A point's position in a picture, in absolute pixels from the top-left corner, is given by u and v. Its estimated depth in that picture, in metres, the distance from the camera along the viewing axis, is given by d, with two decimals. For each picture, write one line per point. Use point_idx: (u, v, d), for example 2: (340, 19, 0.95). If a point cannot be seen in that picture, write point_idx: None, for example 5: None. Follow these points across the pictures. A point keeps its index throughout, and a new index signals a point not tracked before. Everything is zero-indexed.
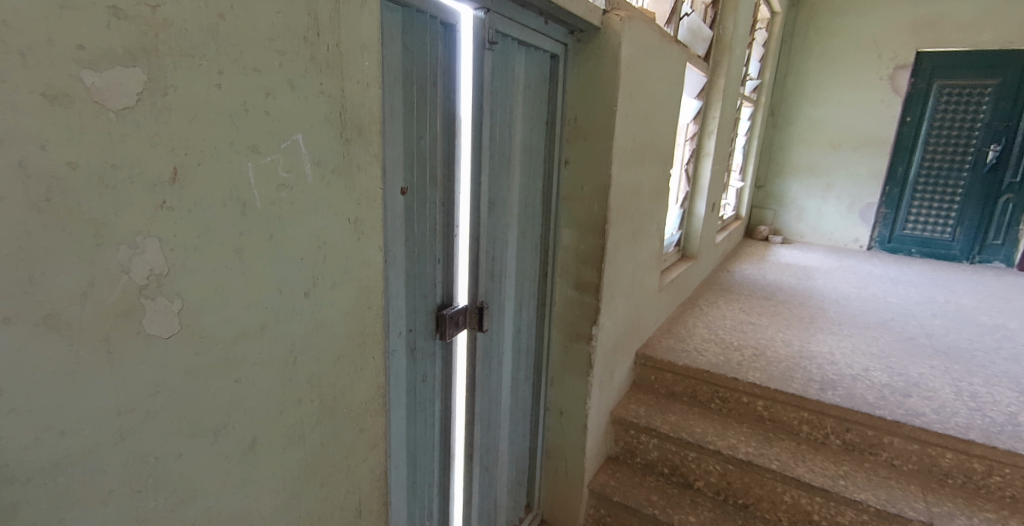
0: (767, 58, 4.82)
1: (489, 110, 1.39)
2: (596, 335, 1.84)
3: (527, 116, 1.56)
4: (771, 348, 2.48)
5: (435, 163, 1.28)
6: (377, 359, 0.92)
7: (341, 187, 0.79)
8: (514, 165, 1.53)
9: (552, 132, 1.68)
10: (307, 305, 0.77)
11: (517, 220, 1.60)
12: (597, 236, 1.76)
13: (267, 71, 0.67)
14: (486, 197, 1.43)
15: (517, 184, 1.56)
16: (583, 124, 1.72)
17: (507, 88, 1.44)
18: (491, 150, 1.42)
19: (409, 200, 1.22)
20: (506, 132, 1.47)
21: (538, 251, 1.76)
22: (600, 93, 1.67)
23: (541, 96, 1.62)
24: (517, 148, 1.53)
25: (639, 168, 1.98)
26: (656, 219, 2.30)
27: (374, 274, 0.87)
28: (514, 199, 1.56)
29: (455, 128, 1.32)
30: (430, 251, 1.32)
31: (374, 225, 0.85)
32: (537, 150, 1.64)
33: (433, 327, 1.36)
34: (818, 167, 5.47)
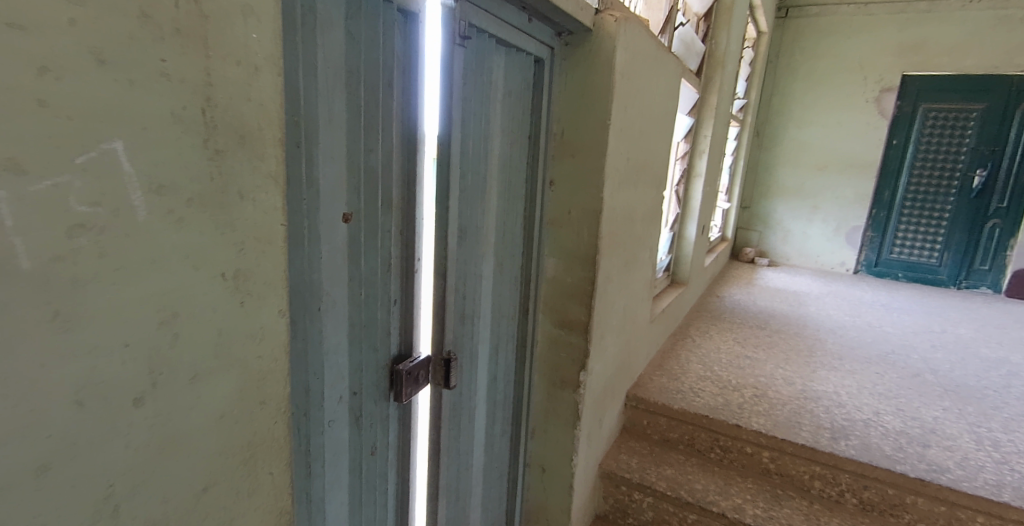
0: (754, 78, 4.68)
1: (460, 119, 1.13)
2: (584, 382, 1.57)
3: (507, 129, 1.32)
4: (772, 388, 2.25)
5: (391, 184, 1.02)
6: (277, 476, 0.67)
7: (205, 224, 0.54)
8: (490, 187, 1.28)
9: (536, 147, 1.43)
10: (140, 418, 0.51)
11: (494, 249, 1.35)
12: (586, 267, 1.51)
13: (37, 32, 0.41)
14: (455, 224, 1.17)
15: (493, 208, 1.31)
16: (571, 138, 1.48)
17: (483, 94, 1.19)
18: (463, 167, 1.17)
19: (354, 231, 0.95)
20: (481, 147, 1.22)
21: (520, 285, 1.50)
22: (591, 105, 1.44)
23: (523, 105, 1.38)
24: (495, 165, 1.28)
25: (631, 188, 1.74)
26: (648, 246, 2.06)
27: (265, 353, 0.63)
28: (490, 227, 1.31)
29: (419, 140, 1.06)
30: (385, 293, 1.05)
31: (261, 287, 0.61)
32: (518, 168, 1.39)
33: (387, 385, 1.09)
34: (805, 188, 5.34)
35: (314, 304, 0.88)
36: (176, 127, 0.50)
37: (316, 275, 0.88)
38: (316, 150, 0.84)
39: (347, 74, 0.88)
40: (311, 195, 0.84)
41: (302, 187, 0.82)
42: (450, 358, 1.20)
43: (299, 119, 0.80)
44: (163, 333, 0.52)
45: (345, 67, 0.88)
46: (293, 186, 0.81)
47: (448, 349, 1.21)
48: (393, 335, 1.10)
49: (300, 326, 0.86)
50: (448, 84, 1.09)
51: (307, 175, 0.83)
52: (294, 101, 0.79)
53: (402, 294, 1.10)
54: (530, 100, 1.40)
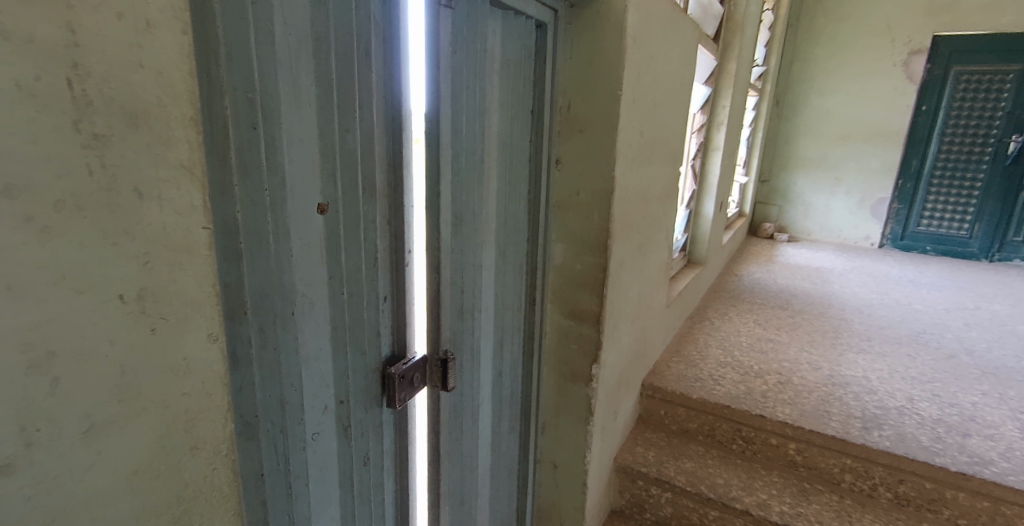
0: (773, 43, 4.43)
1: (451, 91, 1.01)
2: (596, 376, 1.46)
3: (506, 103, 1.19)
4: (798, 374, 2.12)
5: (373, 169, 0.90)
6: (219, 515, 0.60)
7: (88, 237, 0.45)
8: (488, 168, 1.15)
9: (539, 123, 1.31)
10: (22, 483, 0.43)
11: (495, 237, 1.23)
12: (597, 252, 1.39)
13: None
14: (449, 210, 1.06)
15: (494, 192, 1.19)
16: (578, 112, 1.35)
17: (477, 64, 1.06)
18: (456, 146, 1.04)
19: (331, 224, 0.84)
20: (477, 124, 1.09)
21: (525, 273, 1.39)
22: (600, 74, 1.30)
23: (524, 76, 1.24)
24: (492, 143, 1.15)
25: (645, 165, 1.60)
26: (664, 226, 1.92)
27: (192, 389, 0.55)
28: (490, 212, 1.19)
29: (404, 117, 0.94)
30: (372, 289, 0.94)
31: (181, 311, 0.53)
32: (519, 146, 1.26)
33: (379, 390, 0.99)
34: (827, 159, 5.11)
35: (286, 307, 0.77)
36: (29, 125, 0.41)
37: (287, 274, 0.77)
38: (279, 133, 0.73)
39: (313, 42, 0.76)
40: (275, 184, 0.73)
41: (265, 176, 0.71)
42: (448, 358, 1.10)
43: (255, 96, 0.68)
44: (39, 380, 0.43)
45: (312, 33, 0.76)
46: (251, 176, 0.69)
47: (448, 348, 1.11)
48: (386, 338, 1.00)
49: (271, 334, 0.75)
50: (437, 53, 0.97)
51: (270, 161, 0.72)
52: (248, 74, 0.67)
53: (391, 291, 0.99)
54: (531, 70, 1.27)
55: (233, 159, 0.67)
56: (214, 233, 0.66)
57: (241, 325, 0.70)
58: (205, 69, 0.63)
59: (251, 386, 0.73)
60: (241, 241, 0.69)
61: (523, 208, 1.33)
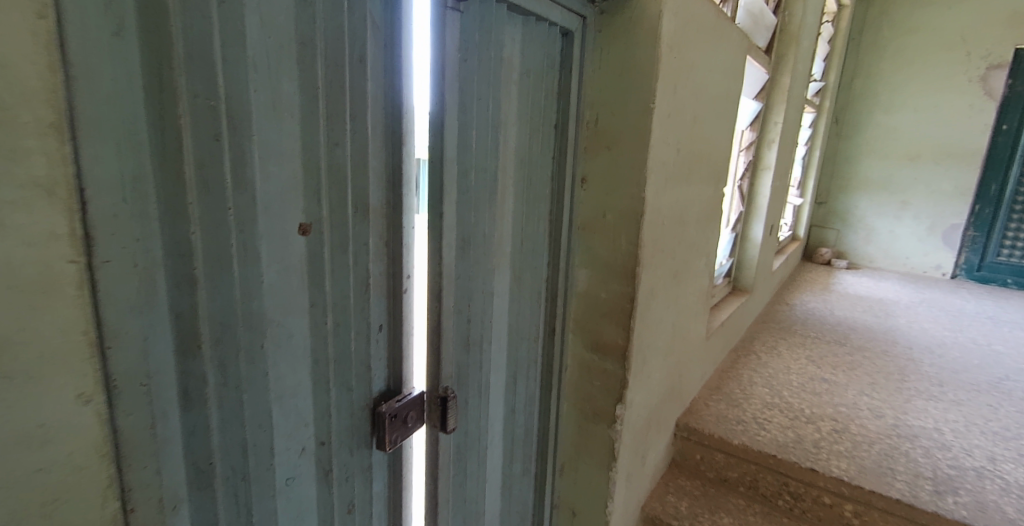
0: (833, 58, 4.17)
1: (460, 102, 0.92)
2: (621, 416, 1.33)
3: (526, 117, 1.09)
4: (856, 422, 1.91)
5: (368, 186, 0.82)
6: None
7: None
8: (504, 187, 1.06)
9: (563, 139, 1.20)
10: None
11: (511, 262, 1.13)
12: (625, 281, 1.27)
13: None
14: (456, 232, 0.96)
15: (510, 213, 1.09)
16: (607, 128, 1.24)
17: (493, 74, 0.97)
18: (465, 164, 0.95)
19: (314, 246, 0.76)
20: (491, 139, 1.00)
21: (544, 300, 1.28)
22: (631, 86, 1.19)
23: (547, 87, 1.15)
24: (508, 161, 1.05)
25: (683, 186, 1.47)
26: (704, 251, 1.77)
27: (52, 462, 0.49)
28: (505, 234, 1.09)
29: (406, 130, 0.85)
30: (363, 319, 0.85)
31: (35, 366, 0.47)
32: (540, 164, 1.16)
33: (367, 431, 0.89)
34: (893, 181, 4.76)
35: (255, 341, 0.69)
36: None
37: (257, 302, 0.69)
38: (251, 146, 0.65)
39: (297, 44, 0.69)
40: (244, 203, 0.65)
41: (231, 194, 0.63)
42: (448, 396, 1.00)
43: (220, 104, 0.61)
44: None
45: (294, 34, 0.68)
46: (212, 193, 0.61)
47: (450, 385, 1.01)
48: (378, 371, 0.90)
49: (233, 371, 0.67)
50: (446, 60, 0.88)
51: (239, 176, 0.64)
52: (210, 78, 0.59)
53: (385, 319, 0.90)
54: (556, 82, 1.17)
55: (189, 174, 0.59)
56: (165, 257, 0.58)
57: (197, 361, 0.63)
58: (157, 73, 0.55)
59: (208, 429, 0.66)
60: (197, 266, 0.61)
61: (544, 230, 1.22)
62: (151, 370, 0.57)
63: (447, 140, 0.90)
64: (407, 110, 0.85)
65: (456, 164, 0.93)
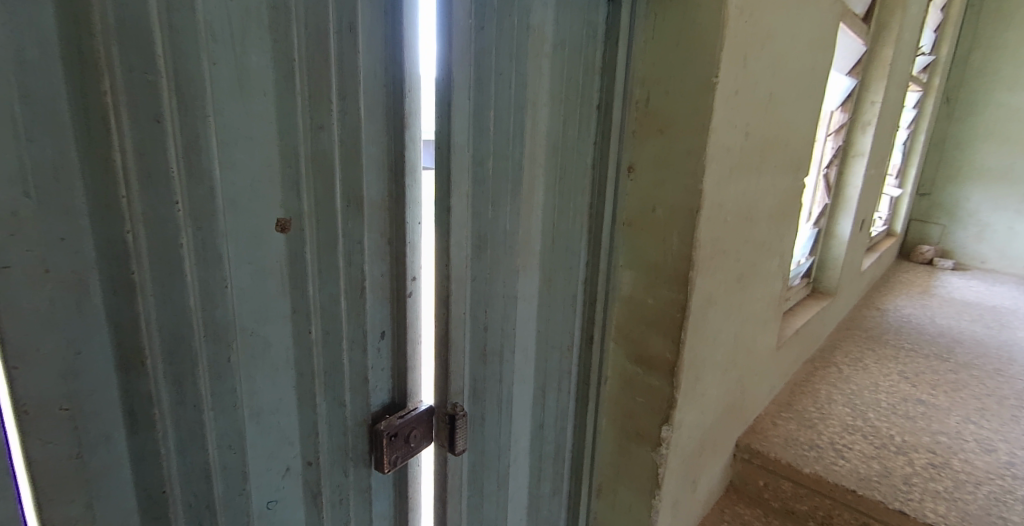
0: (946, 28, 3.65)
1: (475, 80, 0.80)
2: (667, 439, 1.18)
3: (559, 96, 0.96)
4: (959, 457, 1.64)
5: (362, 176, 0.71)
6: None
7: None
8: (532, 177, 0.93)
9: (606, 122, 1.05)
10: None
11: (539, 263, 1.00)
12: (678, 287, 1.11)
13: None
14: (469, 228, 0.85)
15: (540, 208, 0.97)
16: (659, 109, 1.08)
17: (518, 46, 0.84)
18: (481, 151, 0.83)
19: (295, 246, 0.66)
20: (515, 123, 0.87)
21: (580, 305, 1.14)
22: (691, 59, 1.02)
23: (587, 62, 1.00)
24: (536, 148, 0.92)
25: (751, 177, 1.27)
26: (777, 251, 1.55)
27: None
28: (533, 231, 0.97)
29: (410, 111, 0.74)
30: (358, 326, 0.75)
31: None
32: (577, 151, 1.02)
33: (363, 450, 0.79)
34: (1015, 170, 4.14)
35: (219, 354, 0.60)
36: None
37: (221, 310, 0.60)
38: (207, 130, 0.56)
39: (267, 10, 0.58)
40: (200, 196, 0.56)
41: (181, 188, 0.54)
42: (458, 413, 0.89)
43: (161, 80, 0.52)
44: None
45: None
46: (155, 185, 0.53)
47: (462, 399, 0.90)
48: (379, 385, 0.80)
49: (191, 390, 0.59)
50: (459, 30, 0.76)
51: (192, 166, 0.55)
52: (148, 50, 0.50)
53: (387, 326, 0.80)
54: (599, 56, 1.02)
55: (123, 163, 0.51)
56: (98, 259, 0.51)
57: (142, 379, 0.55)
58: (77, 43, 0.47)
59: (160, 455, 0.58)
60: (135, 270, 0.53)
61: (580, 226, 1.08)
62: (75, 392, 0.51)
63: (460, 123, 0.79)
64: (413, 89, 0.74)
65: (468, 150, 0.81)
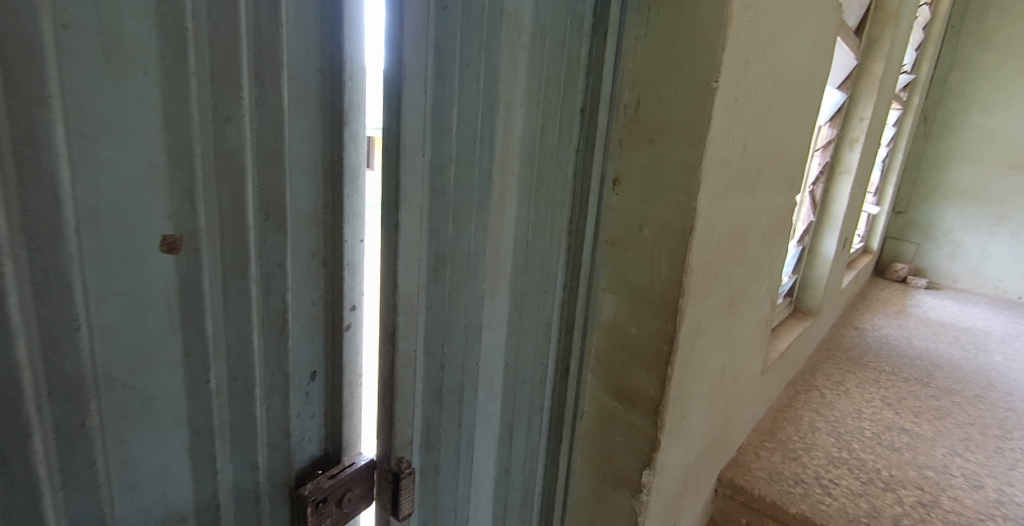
0: (928, 48, 3.65)
1: (435, 69, 0.66)
2: (648, 485, 1.06)
3: (536, 94, 0.82)
4: (948, 494, 1.56)
5: (285, 183, 0.56)
6: None
7: None
8: (503, 189, 0.80)
9: (590, 126, 0.92)
10: None
11: (509, 287, 0.87)
12: (665, 317, 0.99)
13: None
14: (423, 246, 0.70)
15: (512, 223, 0.83)
16: (649, 116, 0.96)
17: (489, 33, 0.70)
18: (440, 156, 0.69)
19: (188, 271, 0.51)
20: (484, 124, 0.73)
21: (555, 332, 1.02)
22: (687, 62, 0.91)
23: (569, 58, 0.87)
24: (509, 155, 0.79)
25: (747, 194, 1.16)
26: (767, 273, 1.45)
27: None
28: (503, 250, 0.83)
29: (350, 103, 0.59)
30: (278, 369, 0.60)
31: None
32: (555, 160, 0.90)
33: (282, 518, 0.65)
34: (989, 191, 4.18)
35: (70, 416, 0.46)
36: None
37: (71, 360, 0.45)
38: (52, 120, 0.41)
39: None
40: (39, 208, 0.42)
41: (2, 194, 0.40)
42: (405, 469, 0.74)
43: None
44: None
45: None
46: None
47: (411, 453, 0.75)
48: (307, 437, 0.66)
49: (22, 467, 0.44)
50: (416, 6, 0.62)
51: (24, 165, 0.40)
52: None
53: (319, 366, 0.65)
54: (584, 51, 0.89)
55: None
56: None
57: None
58: None
59: None
60: None
61: (557, 244, 0.96)
62: None
63: (414, 120, 0.64)
64: (356, 76, 0.60)
65: (424, 154, 0.67)
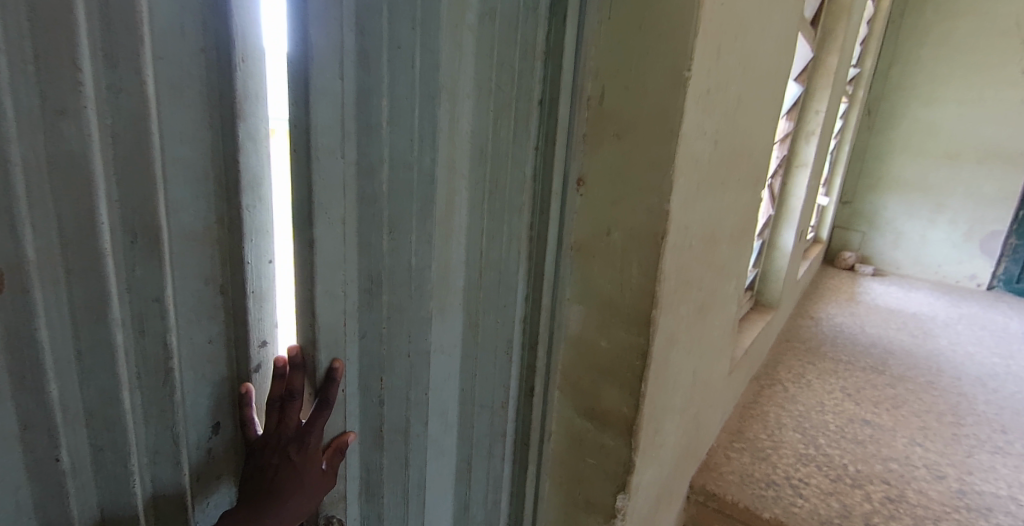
0: (871, 42, 3.73)
1: (354, 55, 0.56)
2: (623, 508, 1.00)
3: (481, 87, 0.74)
4: (913, 486, 1.56)
5: (160, 194, 0.45)
6: None
7: None
8: (444, 192, 0.71)
9: (550, 121, 0.83)
10: None
11: (456, 303, 0.79)
12: (637, 329, 0.92)
13: None
14: (347, 269, 0.62)
15: (460, 235, 0.76)
16: (614, 109, 0.88)
17: (422, 12, 0.61)
18: (367, 157, 0.61)
19: (21, 312, 0.39)
20: (421, 119, 0.64)
21: (517, 348, 0.93)
22: (650, 50, 0.83)
23: (523, 45, 0.77)
24: (450, 153, 0.70)
25: (718, 193, 1.10)
26: (735, 273, 1.40)
27: None
28: (449, 261, 0.75)
29: (246, 93, 0.49)
30: (163, 428, 0.50)
31: None
32: (511, 160, 0.82)
33: None
34: (928, 181, 4.35)
35: None
36: None
37: None
38: None
39: None
40: None
41: None
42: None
43: None
44: None
45: None
46: None
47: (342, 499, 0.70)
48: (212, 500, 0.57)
49: None
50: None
51: None
52: None
53: (223, 415, 0.56)
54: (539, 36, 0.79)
55: None
56: None
57: None
58: None
59: None
60: None
61: (516, 254, 0.87)
62: None
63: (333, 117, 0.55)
64: (252, 61, 0.49)
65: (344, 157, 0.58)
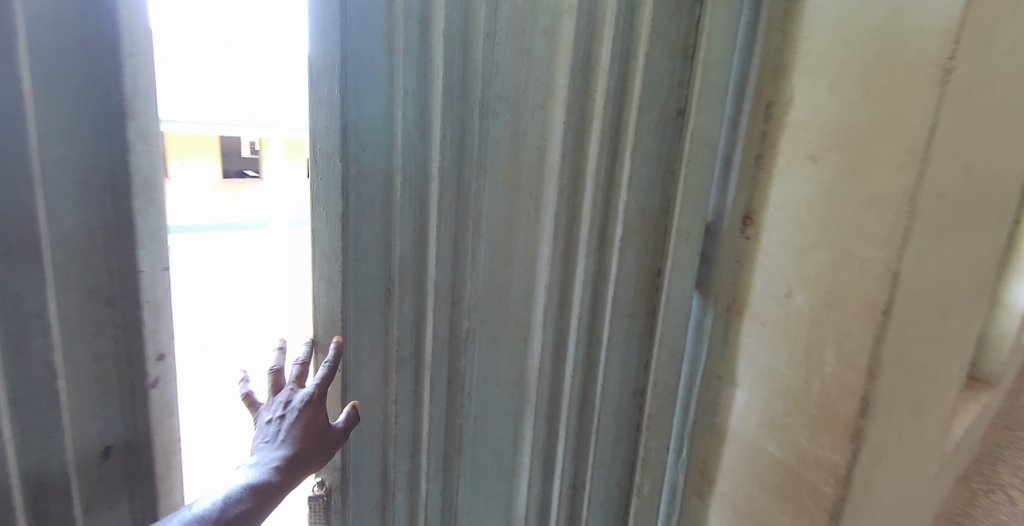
0: None
1: (372, 65, 0.59)
2: None
3: (573, 94, 0.64)
4: None
5: (43, 198, 0.50)
6: None
7: None
8: (500, 208, 0.67)
9: (683, 139, 0.69)
10: None
11: (536, 339, 0.71)
12: (830, 441, 0.64)
13: None
14: (358, 265, 0.63)
15: (529, 265, 0.69)
16: (806, 124, 0.63)
17: (462, 25, 0.60)
18: (381, 164, 0.61)
19: None
20: (459, 132, 0.63)
21: (638, 411, 0.77)
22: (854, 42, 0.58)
23: (665, 41, 0.65)
24: (504, 170, 0.66)
25: (961, 240, 0.75)
26: (965, 348, 0.99)
27: None
28: (509, 287, 0.69)
29: (134, 105, 0.53)
30: (45, 449, 0.54)
31: None
32: (616, 182, 0.68)
33: None
34: None
35: None
36: None
37: None
38: None
39: None
40: None
41: None
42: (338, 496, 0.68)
43: None
44: None
45: None
46: None
47: (339, 471, 0.67)
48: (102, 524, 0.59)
49: None
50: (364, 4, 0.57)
51: None
52: None
53: (112, 439, 0.58)
54: (685, 30, 0.66)
55: None
56: None
57: None
58: None
59: None
60: None
61: (630, 296, 0.72)
62: None
63: (350, 117, 0.58)
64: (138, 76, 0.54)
65: (352, 169, 0.60)
